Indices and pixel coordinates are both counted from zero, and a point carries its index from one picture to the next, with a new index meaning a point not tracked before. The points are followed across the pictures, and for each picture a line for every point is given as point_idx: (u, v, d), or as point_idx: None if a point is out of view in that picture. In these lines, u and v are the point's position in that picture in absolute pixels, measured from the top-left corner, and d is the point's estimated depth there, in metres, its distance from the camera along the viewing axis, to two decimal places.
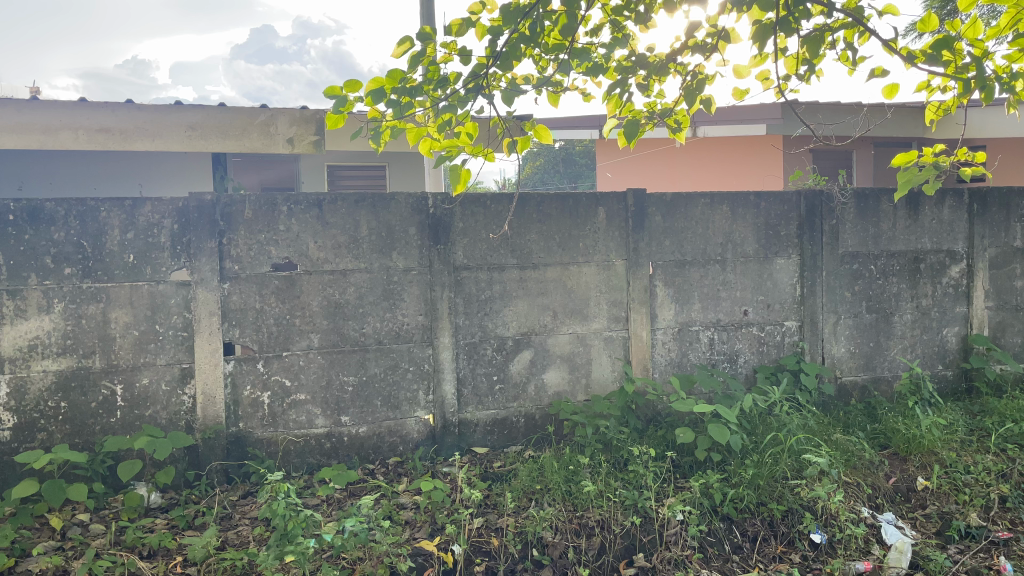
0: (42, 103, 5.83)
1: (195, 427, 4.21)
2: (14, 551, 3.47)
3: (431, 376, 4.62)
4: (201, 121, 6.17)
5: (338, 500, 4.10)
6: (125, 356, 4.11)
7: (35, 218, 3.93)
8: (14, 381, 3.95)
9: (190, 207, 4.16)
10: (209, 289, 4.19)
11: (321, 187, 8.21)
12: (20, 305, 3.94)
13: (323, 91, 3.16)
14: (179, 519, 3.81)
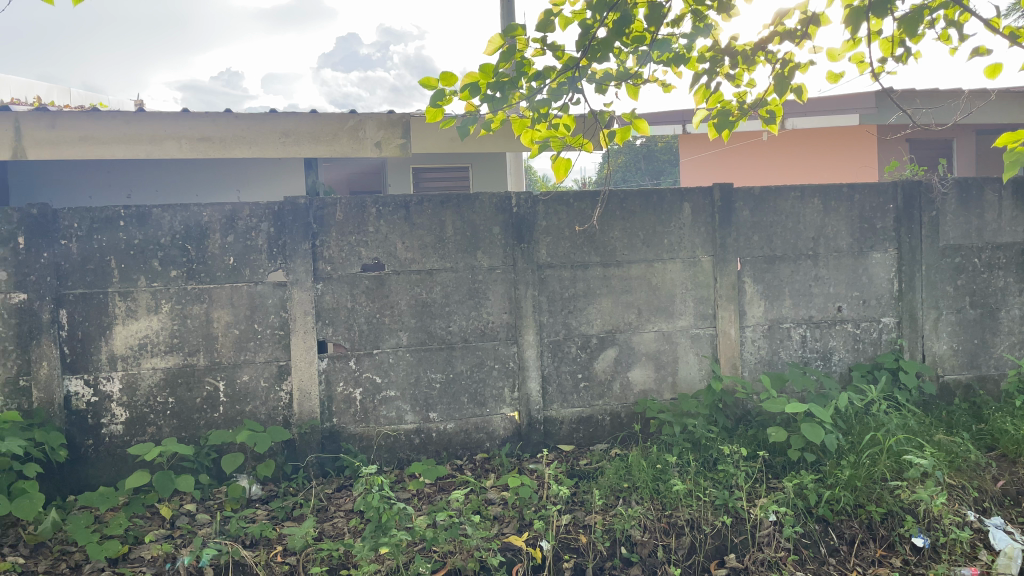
0: (147, 115, 6.16)
1: (293, 422, 4.38)
2: (127, 539, 3.71)
3: (517, 373, 4.66)
4: (294, 128, 6.41)
5: (428, 494, 4.19)
6: (227, 354, 4.30)
7: (144, 224, 4.16)
8: (126, 378, 4.18)
9: (285, 211, 4.32)
10: (304, 290, 4.35)
11: (407, 188, 8.38)
12: (131, 306, 4.17)
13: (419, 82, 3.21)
14: (278, 510, 3.98)
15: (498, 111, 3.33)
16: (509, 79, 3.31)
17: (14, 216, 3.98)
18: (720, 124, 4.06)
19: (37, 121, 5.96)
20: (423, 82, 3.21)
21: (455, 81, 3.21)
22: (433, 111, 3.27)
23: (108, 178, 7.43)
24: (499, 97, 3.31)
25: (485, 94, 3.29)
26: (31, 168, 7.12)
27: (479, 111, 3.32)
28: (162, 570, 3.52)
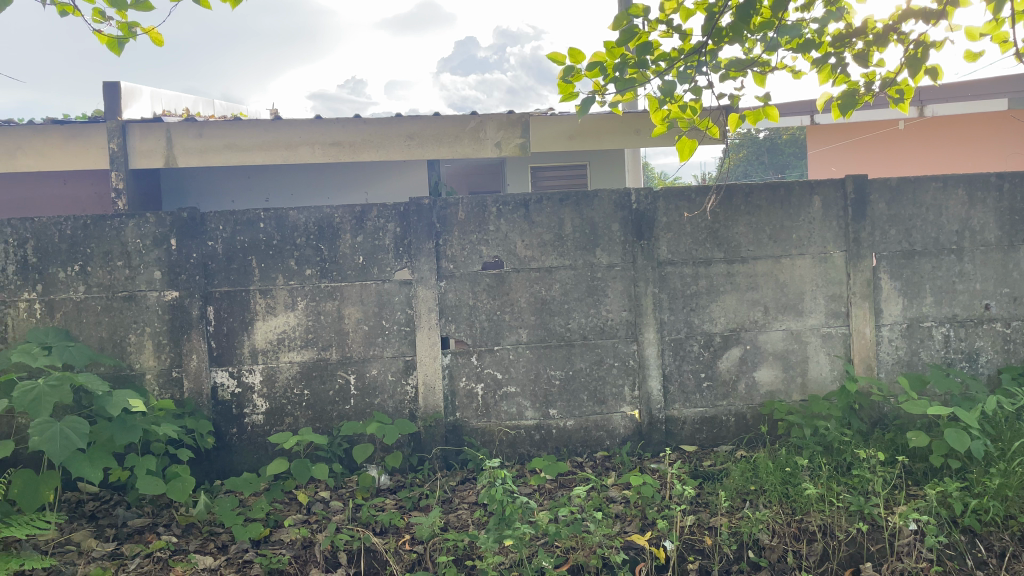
0: (281, 123, 6.50)
1: (418, 415, 4.52)
2: (269, 522, 3.94)
3: (637, 372, 4.62)
4: (419, 130, 6.63)
5: (549, 490, 4.22)
6: (357, 349, 4.49)
7: (281, 226, 4.40)
8: (266, 371, 4.43)
9: (411, 211, 4.46)
10: (428, 287, 4.48)
11: (525, 188, 8.46)
12: (270, 303, 4.42)
13: (547, 57, 3.30)
14: (406, 500, 4.13)
15: (624, 91, 3.37)
16: (637, 60, 3.33)
17: (167, 219, 4.29)
18: (844, 104, 3.89)
19: (185, 132, 6.42)
20: (551, 57, 3.29)
21: (582, 58, 3.28)
22: (561, 86, 3.36)
23: (248, 184, 7.90)
24: (626, 76, 3.34)
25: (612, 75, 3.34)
26: (179, 174, 7.71)
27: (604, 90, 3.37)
28: (300, 552, 3.72)
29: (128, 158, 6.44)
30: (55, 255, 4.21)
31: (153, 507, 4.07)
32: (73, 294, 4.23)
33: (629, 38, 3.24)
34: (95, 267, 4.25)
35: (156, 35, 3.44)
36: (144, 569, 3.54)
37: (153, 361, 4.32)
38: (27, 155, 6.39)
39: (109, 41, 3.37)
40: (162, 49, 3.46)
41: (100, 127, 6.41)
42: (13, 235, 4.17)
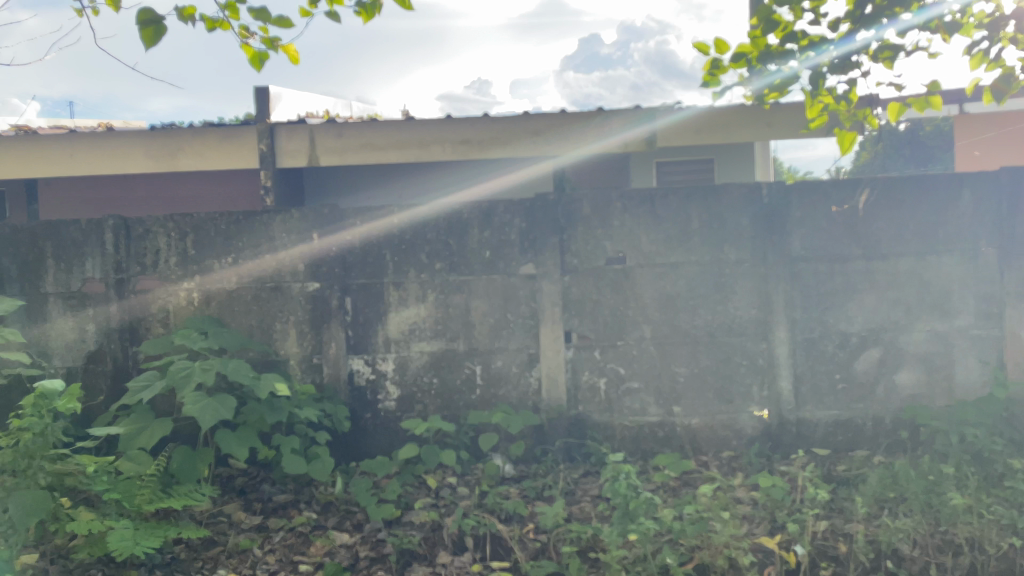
0: (415, 123, 6.76)
1: (542, 407, 4.58)
2: (400, 504, 4.12)
3: (767, 371, 4.51)
4: (546, 128, 6.74)
5: (673, 487, 4.18)
6: (483, 340, 4.61)
7: (414, 221, 4.58)
8: (398, 359, 4.63)
9: (537, 206, 4.54)
10: (553, 282, 4.54)
11: (650, 182, 8.37)
12: (403, 295, 4.62)
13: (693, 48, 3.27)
14: (530, 489, 4.20)
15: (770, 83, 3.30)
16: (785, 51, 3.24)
17: (310, 215, 4.57)
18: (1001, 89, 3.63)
19: (326, 131, 6.76)
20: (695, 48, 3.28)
21: (727, 49, 3.22)
22: (706, 79, 3.32)
23: (384, 182, 8.27)
24: (770, 68, 3.27)
25: (757, 67, 3.27)
26: (320, 172, 8.12)
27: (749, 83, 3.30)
28: (429, 534, 3.87)
29: (276, 157, 6.86)
30: (211, 247, 4.55)
31: (295, 485, 4.30)
32: (226, 284, 4.56)
33: (772, 28, 3.18)
34: (246, 259, 4.57)
35: (294, 54, 3.31)
36: (287, 542, 3.81)
37: (296, 347, 4.60)
38: (187, 155, 6.94)
39: (252, 56, 3.22)
40: (299, 68, 3.30)
41: (251, 128, 6.87)
42: (174, 229, 4.53)
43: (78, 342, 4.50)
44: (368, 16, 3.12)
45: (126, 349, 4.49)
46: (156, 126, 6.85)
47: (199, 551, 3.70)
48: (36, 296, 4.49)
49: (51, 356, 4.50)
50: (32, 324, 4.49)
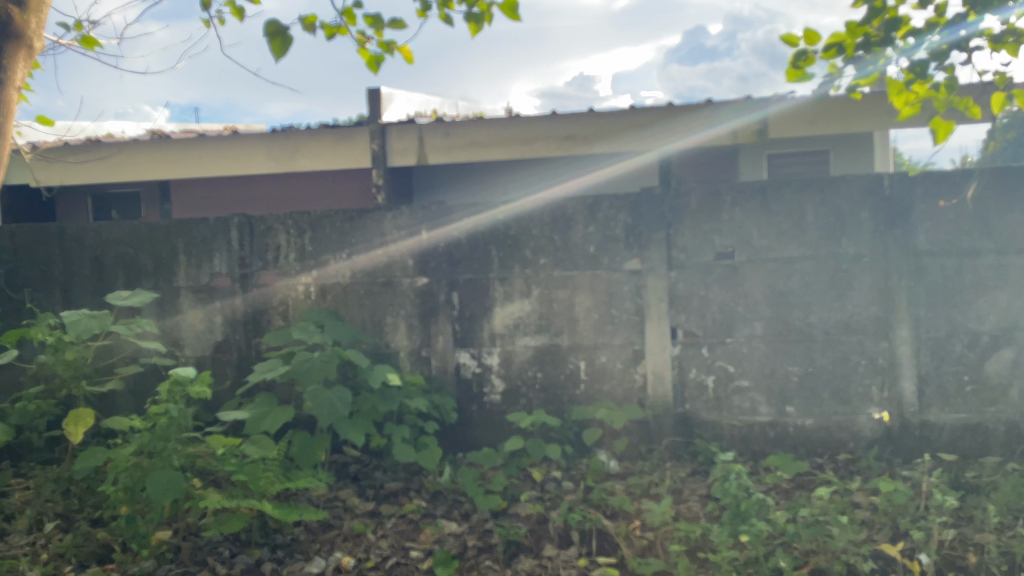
0: (525, 120, 6.82)
1: (647, 404, 4.53)
2: (507, 496, 4.17)
3: (887, 371, 4.32)
4: (653, 120, 6.67)
5: (786, 490, 4.06)
6: (587, 336, 4.59)
7: (518, 217, 4.62)
8: (504, 353, 4.68)
9: (642, 201, 4.47)
10: (659, 277, 4.47)
11: (762, 175, 8.10)
12: (508, 290, 4.66)
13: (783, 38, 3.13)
14: (636, 486, 4.15)
15: (863, 75, 3.12)
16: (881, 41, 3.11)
17: (419, 212, 4.67)
18: None
19: (435, 131, 6.91)
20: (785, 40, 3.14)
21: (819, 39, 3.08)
22: (793, 71, 3.18)
23: (489, 179, 8.35)
24: (867, 57, 3.10)
25: (851, 56, 3.12)
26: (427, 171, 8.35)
27: (843, 75, 3.13)
28: (535, 527, 3.90)
29: (387, 156, 7.06)
30: (326, 244, 4.74)
31: (405, 473, 4.47)
32: (341, 279, 4.74)
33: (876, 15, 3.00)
34: (358, 255, 4.74)
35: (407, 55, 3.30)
36: (398, 528, 3.93)
37: (406, 340, 4.73)
38: (304, 155, 7.25)
39: (367, 62, 3.38)
40: (410, 67, 3.26)
41: (363, 129, 7.12)
42: (293, 226, 4.74)
43: (206, 333, 4.78)
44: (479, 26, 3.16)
45: (249, 340, 4.74)
46: (276, 129, 7.22)
47: (317, 533, 3.87)
48: (169, 289, 4.79)
49: (183, 346, 4.79)
50: (166, 315, 4.80)
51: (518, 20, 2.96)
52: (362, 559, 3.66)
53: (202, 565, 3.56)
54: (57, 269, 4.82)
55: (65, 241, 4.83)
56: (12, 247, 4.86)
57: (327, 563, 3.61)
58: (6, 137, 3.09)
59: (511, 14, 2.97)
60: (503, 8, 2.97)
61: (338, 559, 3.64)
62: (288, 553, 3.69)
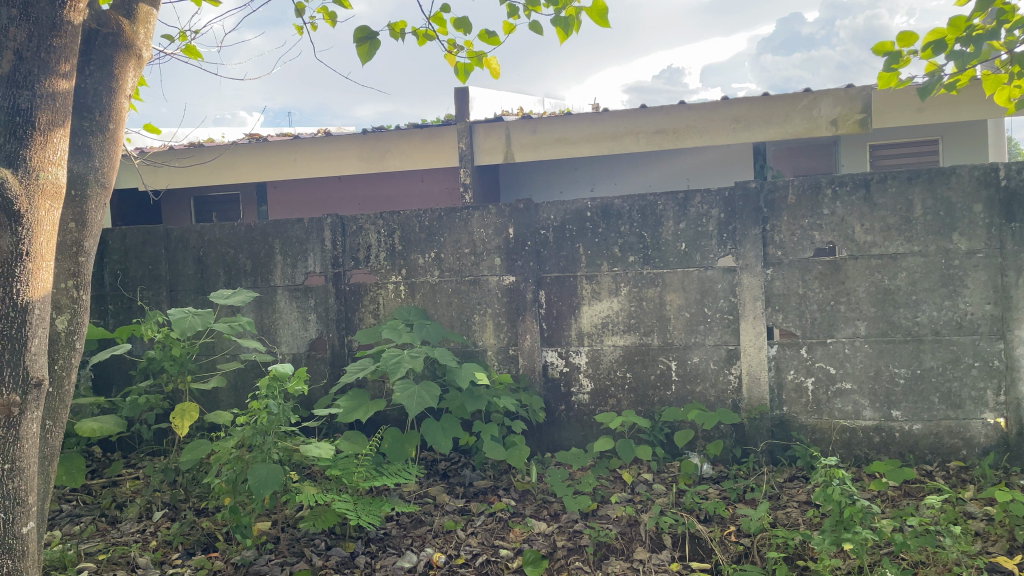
0: (614, 114, 6.79)
1: (742, 407, 4.39)
2: (596, 497, 4.11)
3: (1004, 374, 4.05)
4: (746, 113, 6.48)
5: (892, 497, 3.86)
6: (679, 335, 4.48)
7: (606, 215, 4.55)
8: (592, 353, 4.63)
9: (736, 196, 4.32)
10: (754, 275, 4.32)
11: (863, 167, 7.73)
12: (596, 288, 4.60)
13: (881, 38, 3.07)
14: (731, 491, 4.03)
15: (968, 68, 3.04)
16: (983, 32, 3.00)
17: (506, 210, 4.67)
18: None
19: (522, 128, 7.05)
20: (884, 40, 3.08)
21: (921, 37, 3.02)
22: None
23: (575, 176, 8.33)
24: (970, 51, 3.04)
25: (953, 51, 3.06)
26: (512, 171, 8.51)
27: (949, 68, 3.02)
28: (626, 529, 3.81)
29: (475, 155, 7.18)
30: (416, 243, 4.80)
31: (494, 471, 4.49)
32: (430, 277, 4.79)
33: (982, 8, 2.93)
34: (447, 254, 4.77)
35: (496, 67, 3.49)
36: (487, 526, 3.93)
37: (493, 339, 4.74)
38: (394, 156, 7.42)
39: (456, 70, 3.46)
40: (498, 81, 3.49)
41: (452, 128, 7.20)
42: (384, 226, 4.82)
43: (301, 330, 4.90)
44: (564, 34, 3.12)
45: (342, 338, 4.85)
46: (367, 131, 7.38)
47: (408, 529, 3.92)
48: (267, 288, 4.94)
49: (279, 343, 4.93)
50: (264, 313, 4.95)
51: (608, 26, 2.96)
52: (453, 556, 3.66)
53: (299, 557, 3.64)
54: (163, 269, 5.05)
55: (170, 242, 5.05)
56: (122, 248, 5.11)
57: (419, 558, 3.62)
58: (118, 144, 3.23)
59: (601, 20, 2.98)
60: (591, 15, 2.98)
61: (429, 554, 3.65)
62: (380, 547, 3.73)
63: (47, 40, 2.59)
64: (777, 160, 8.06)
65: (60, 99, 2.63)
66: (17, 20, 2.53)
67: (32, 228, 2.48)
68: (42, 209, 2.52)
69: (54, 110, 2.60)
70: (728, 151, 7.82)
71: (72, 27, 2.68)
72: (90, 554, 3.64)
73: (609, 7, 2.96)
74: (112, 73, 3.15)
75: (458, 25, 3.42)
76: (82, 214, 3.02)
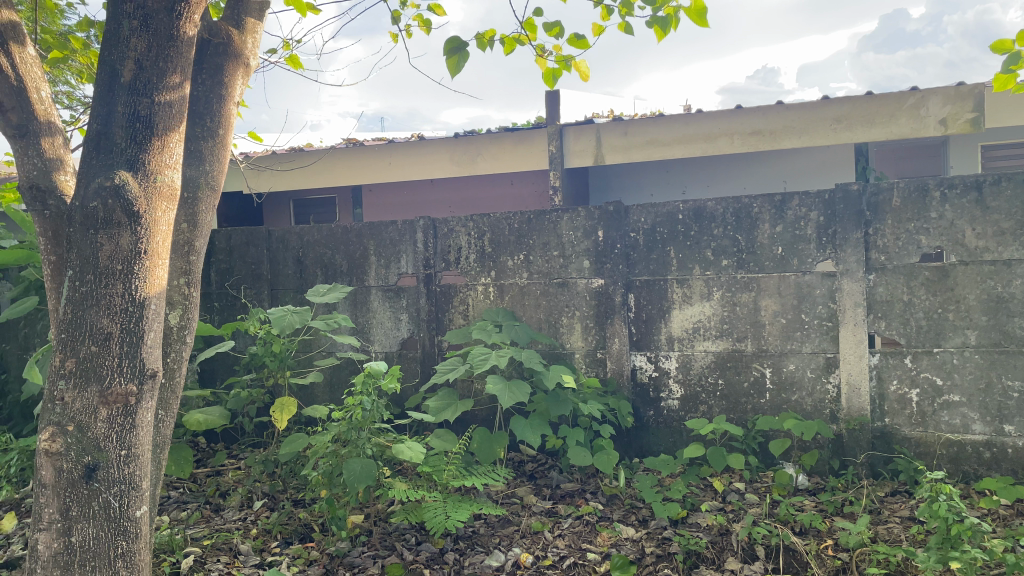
0: (709, 115, 6.68)
1: (840, 417, 4.24)
2: (686, 504, 4.04)
3: None
4: (848, 113, 6.27)
5: (1004, 517, 3.64)
6: (774, 342, 4.37)
7: (699, 217, 4.48)
8: (682, 358, 4.56)
9: (837, 198, 4.18)
10: (855, 281, 4.16)
11: (974, 169, 7.34)
12: (687, 292, 4.53)
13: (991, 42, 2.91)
14: (828, 504, 3.89)
15: None
16: None
17: (596, 212, 4.66)
18: None
19: (613, 130, 7.04)
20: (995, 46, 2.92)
21: None
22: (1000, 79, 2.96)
23: (668, 179, 8.24)
24: None
25: None
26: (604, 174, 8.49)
27: None
28: (717, 538, 3.72)
29: (565, 158, 7.20)
30: (505, 245, 4.84)
31: (582, 475, 4.48)
32: (519, 279, 4.82)
33: None
34: (536, 256, 4.79)
35: (585, 70, 3.48)
36: (575, 529, 3.92)
37: (581, 342, 4.73)
38: (485, 159, 7.52)
39: (544, 74, 3.47)
40: (587, 83, 3.47)
41: (542, 131, 7.25)
42: (474, 228, 4.89)
43: (393, 330, 5.02)
44: (661, 32, 3.08)
45: (432, 338, 4.94)
46: (459, 135, 7.51)
47: (496, 528, 3.95)
48: (362, 288, 5.09)
49: (372, 341, 5.08)
50: (358, 312, 5.10)
51: (706, 25, 2.92)
52: (540, 557, 3.66)
53: (390, 550, 3.73)
54: (265, 269, 5.26)
55: (272, 242, 5.26)
56: (228, 248, 5.35)
57: (506, 558, 3.64)
58: (227, 149, 3.38)
59: (700, 19, 2.94)
60: (690, 14, 2.94)
61: (517, 554, 3.67)
62: (468, 545, 3.78)
63: (165, 50, 2.74)
64: (880, 162, 7.78)
65: (174, 106, 2.78)
66: (139, 31, 2.70)
67: (150, 228, 2.62)
68: (158, 210, 2.67)
69: (170, 117, 2.75)
70: (827, 153, 7.59)
71: (186, 37, 2.82)
72: (195, 539, 3.82)
73: (708, 6, 2.92)
74: (222, 81, 3.31)
75: (548, 29, 3.44)
76: (193, 215, 3.18)
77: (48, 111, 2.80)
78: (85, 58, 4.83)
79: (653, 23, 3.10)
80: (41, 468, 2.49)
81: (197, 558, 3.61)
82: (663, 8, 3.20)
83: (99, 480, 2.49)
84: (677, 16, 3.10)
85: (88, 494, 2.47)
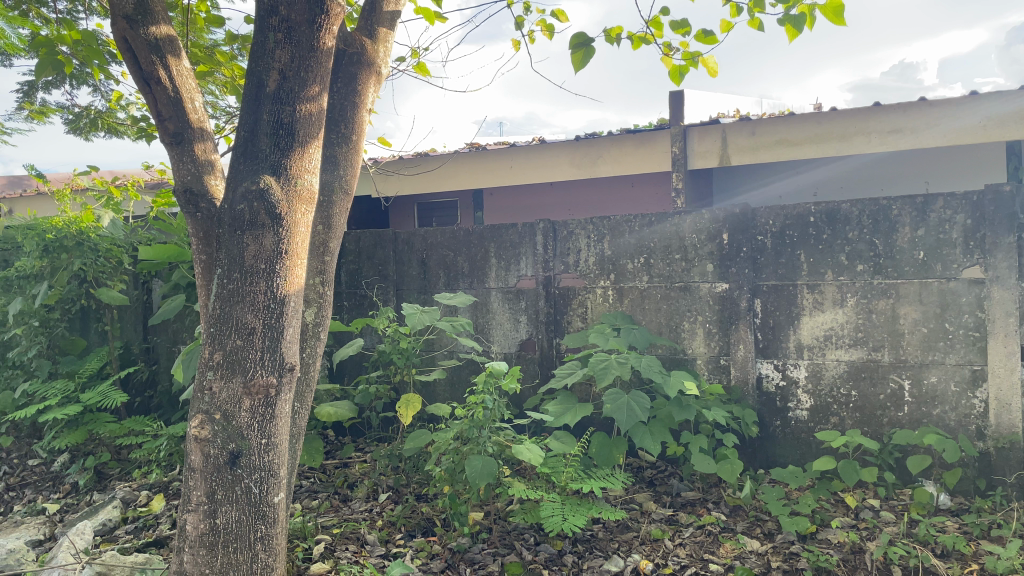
0: (847, 112, 6.43)
1: (988, 434, 3.97)
2: (815, 519, 3.87)
3: None
4: (998, 108, 5.85)
5: None
6: (914, 353, 4.13)
7: (832, 220, 4.30)
8: (812, 367, 4.39)
9: (986, 200, 3.91)
10: (1007, 288, 3.87)
11: None
12: (818, 298, 4.36)
13: None
14: (973, 526, 3.64)
15: None
16: None
17: (721, 215, 4.55)
18: None
19: (739, 131, 6.87)
20: None
21: None
22: None
23: (797, 181, 8.01)
24: None
25: None
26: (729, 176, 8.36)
27: None
28: (849, 556, 3.53)
29: (688, 159, 7.11)
30: (626, 248, 4.81)
31: (703, 484, 4.39)
32: (639, 282, 4.79)
33: None
34: (657, 260, 4.74)
35: (713, 67, 3.42)
36: (697, 539, 3.83)
37: (703, 347, 4.64)
38: (605, 161, 7.52)
39: (672, 71, 3.44)
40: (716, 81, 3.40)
41: (663, 133, 7.18)
42: (594, 231, 4.88)
43: (513, 331, 5.10)
44: (793, 32, 2.99)
45: (551, 341, 4.98)
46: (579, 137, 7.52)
47: (615, 533, 3.92)
48: (482, 289, 5.19)
49: (492, 342, 5.17)
50: (479, 314, 5.21)
51: (843, 23, 2.81)
52: (660, 564, 3.61)
53: (509, 548, 3.77)
54: (391, 270, 5.46)
55: (398, 244, 5.44)
56: (357, 249, 5.58)
57: (625, 563, 3.59)
58: (359, 155, 3.50)
59: (836, 17, 2.83)
60: (825, 13, 2.84)
61: (636, 561, 3.61)
62: (587, 548, 3.76)
63: (305, 60, 2.88)
64: None
65: (313, 113, 2.91)
66: (283, 43, 2.84)
67: (290, 229, 2.77)
68: (298, 212, 2.81)
69: (309, 124, 2.89)
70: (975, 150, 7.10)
71: (325, 48, 2.94)
72: (326, 527, 4.00)
73: (846, 4, 2.81)
74: (357, 89, 3.44)
75: (677, 27, 3.39)
76: (328, 218, 3.34)
77: (200, 119, 2.99)
78: (228, 70, 5.16)
79: (787, 21, 3.01)
80: (191, 453, 2.68)
81: (327, 545, 3.77)
82: (796, 6, 3.09)
83: (242, 466, 2.64)
84: (813, 14, 3.00)
85: (232, 479, 2.63)
